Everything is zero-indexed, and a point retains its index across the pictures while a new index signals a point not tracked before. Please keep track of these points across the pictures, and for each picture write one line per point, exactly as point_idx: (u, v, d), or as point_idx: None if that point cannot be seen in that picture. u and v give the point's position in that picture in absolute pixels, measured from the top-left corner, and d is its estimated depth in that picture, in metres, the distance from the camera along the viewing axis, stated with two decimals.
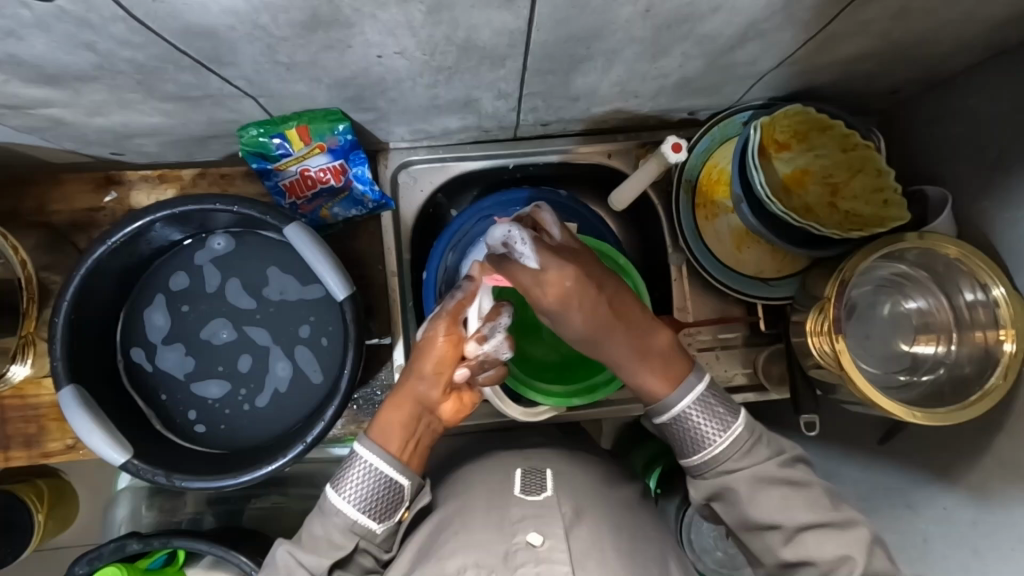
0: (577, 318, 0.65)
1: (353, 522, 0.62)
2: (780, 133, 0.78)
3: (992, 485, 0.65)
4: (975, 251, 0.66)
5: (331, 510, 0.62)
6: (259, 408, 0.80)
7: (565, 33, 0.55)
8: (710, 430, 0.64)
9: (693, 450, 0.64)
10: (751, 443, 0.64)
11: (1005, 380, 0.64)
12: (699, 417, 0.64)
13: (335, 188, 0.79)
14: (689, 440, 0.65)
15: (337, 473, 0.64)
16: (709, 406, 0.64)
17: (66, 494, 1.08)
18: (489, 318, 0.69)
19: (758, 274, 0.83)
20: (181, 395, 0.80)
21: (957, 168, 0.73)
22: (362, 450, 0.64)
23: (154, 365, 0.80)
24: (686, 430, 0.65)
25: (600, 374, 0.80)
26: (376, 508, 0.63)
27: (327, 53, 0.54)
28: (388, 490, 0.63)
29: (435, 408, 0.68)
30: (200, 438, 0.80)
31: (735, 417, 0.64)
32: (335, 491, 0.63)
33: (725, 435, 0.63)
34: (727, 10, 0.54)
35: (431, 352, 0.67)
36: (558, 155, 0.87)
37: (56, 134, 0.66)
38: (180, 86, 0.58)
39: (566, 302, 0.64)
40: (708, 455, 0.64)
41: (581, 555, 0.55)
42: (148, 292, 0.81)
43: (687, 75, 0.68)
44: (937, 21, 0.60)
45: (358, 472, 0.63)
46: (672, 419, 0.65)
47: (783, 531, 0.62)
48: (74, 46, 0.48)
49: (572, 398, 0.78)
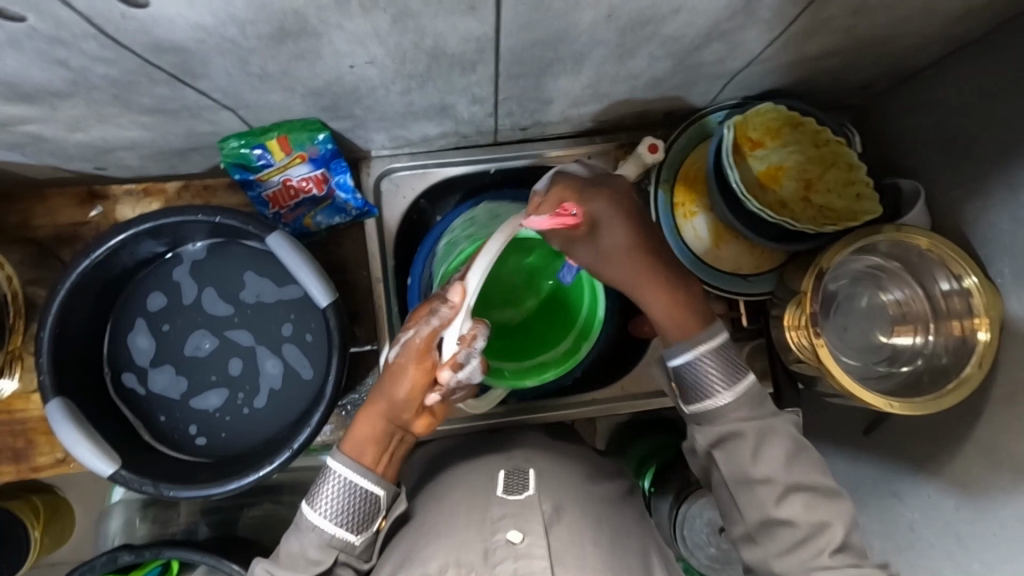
0: (626, 228, 0.66)
1: (331, 536, 0.63)
2: (754, 131, 0.79)
3: (972, 472, 0.66)
4: (946, 242, 0.67)
5: (308, 527, 0.63)
6: (258, 409, 0.81)
7: (531, 38, 0.56)
8: (716, 382, 0.65)
9: (697, 397, 0.65)
10: (759, 398, 0.66)
11: (980, 369, 0.64)
12: (708, 369, 0.65)
13: (317, 197, 0.80)
14: (696, 387, 0.65)
15: (312, 489, 0.65)
16: (723, 359, 0.65)
17: (63, 510, 1.09)
18: (465, 344, 0.61)
19: (736, 270, 0.84)
20: (180, 413, 0.81)
21: (928, 160, 0.74)
22: (334, 464, 0.65)
23: (146, 388, 0.81)
24: (692, 377, 0.66)
25: (548, 355, 0.80)
26: (354, 520, 0.64)
27: (298, 63, 0.55)
28: (363, 502, 0.64)
29: (408, 425, 0.66)
30: (202, 451, 0.80)
31: (744, 374, 0.65)
32: (310, 507, 0.63)
33: (732, 389, 0.64)
34: (688, 11, 0.55)
35: (402, 378, 0.64)
36: (536, 158, 0.88)
37: (37, 150, 0.67)
38: (156, 100, 0.59)
39: (619, 205, 0.67)
40: (709, 406, 0.65)
41: (560, 551, 0.56)
42: (128, 316, 0.81)
43: (657, 76, 0.70)
44: (896, 16, 0.61)
45: (332, 487, 0.64)
46: (689, 362, 0.65)
47: (776, 487, 0.62)
48: (48, 63, 0.49)
49: (524, 377, 0.77)
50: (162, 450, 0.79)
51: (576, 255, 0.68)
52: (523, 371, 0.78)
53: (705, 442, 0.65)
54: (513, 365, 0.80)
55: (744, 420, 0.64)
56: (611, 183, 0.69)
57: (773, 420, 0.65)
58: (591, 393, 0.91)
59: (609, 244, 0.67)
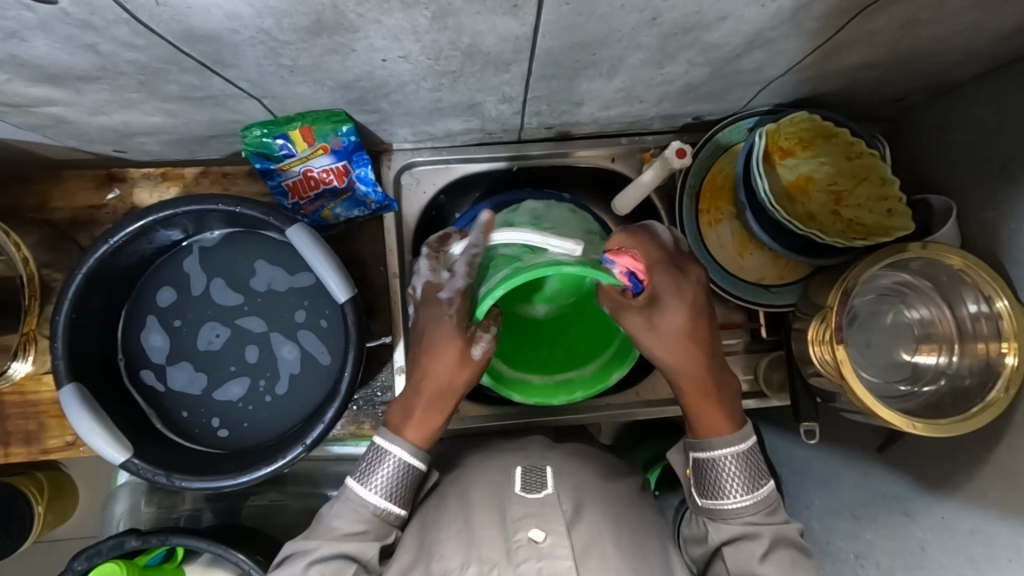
0: (682, 311, 0.66)
1: (383, 511, 0.63)
2: (785, 140, 0.77)
3: (992, 496, 0.65)
4: (978, 262, 0.65)
5: (358, 501, 0.63)
6: (280, 396, 0.80)
7: (571, 39, 0.55)
8: (735, 485, 0.64)
9: (712, 492, 0.65)
10: (775, 506, 0.65)
11: (1006, 393, 0.63)
12: (729, 471, 0.65)
13: (338, 189, 0.79)
14: (711, 483, 0.65)
15: (362, 467, 0.64)
16: (749, 465, 0.65)
17: (65, 487, 1.08)
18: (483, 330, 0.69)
19: (760, 281, 0.84)
20: (202, 408, 0.80)
21: (962, 177, 0.73)
22: (396, 448, 0.64)
23: (165, 385, 0.80)
24: (713, 474, 0.65)
25: (579, 373, 0.75)
26: (403, 495, 0.64)
27: (330, 56, 0.53)
28: (409, 476, 0.64)
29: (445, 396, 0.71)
30: (224, 444, 0.79)
31: (764, 480, 0.65)
32: (363, 486, 0.63)
33: (752, 493, 0.64)
34: (734, 19, 0.54)
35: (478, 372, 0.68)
36: (560, 157, 0.87)
37: (57, 131, 0.66)
38: (182, 87, 0.57)
39: (682, 288, 0.67)
40: (725, 506, 0.64)
41: (583, 552, 0.56)
42: (139, 314, 0.81)
43: (692, 81, 0.68)
44: (945, 30, 0.60)
45: (387, 468, 0.63)
46: (708, 459, 0.65)
47: None
48: (77, 47, 0.48)
49: (552, 397, 0.73)
50: (176, 440, 0.78)
51: (623, 322, 0.65)
52: (552, 387, 0.73)
53: (717, 538, 0.65)
54: (542, 377, 0.75)
55: (756, 523, 0.64)
56: (682, 265, 0.69)
57: (772, 513, 0.65)
58: (604, 399, 0.89)
59: (666, 324, 0.66)
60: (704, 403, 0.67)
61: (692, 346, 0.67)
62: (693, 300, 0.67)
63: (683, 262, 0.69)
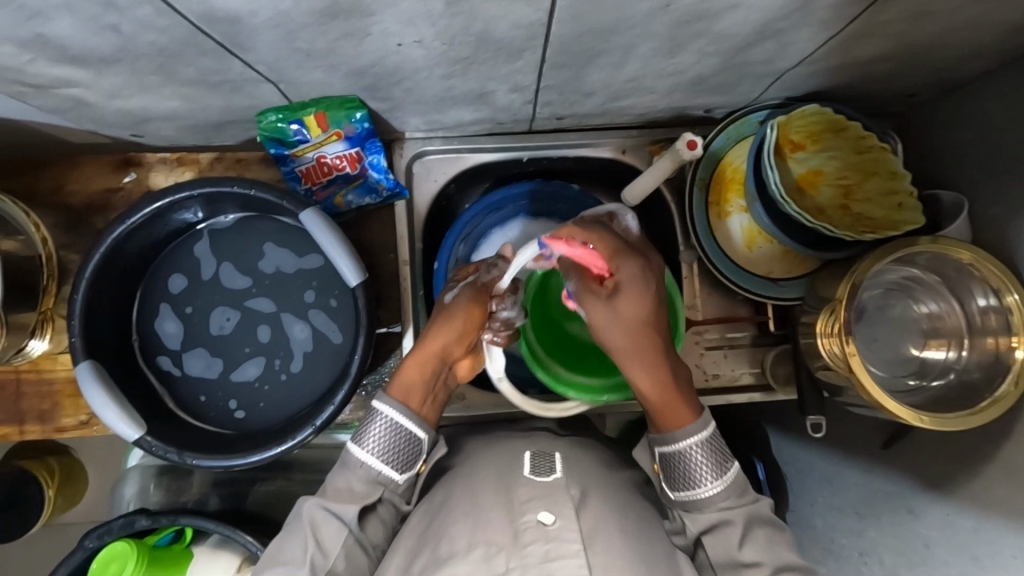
0: (639, 305, 0.67)
1: (377, 472, 0.65)
2: (795, 134, 0.78)
3: (997, 493, 0.65)
4: (988, 257, 0.65)
5: (355, 463, 0.65)
6: (295, 374, 0.81)
7: (583, 27, 0.55)
8: (706, 472, 0.64)
9: (684, 485, 0.65)
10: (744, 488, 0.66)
11: (1016, 388, 0.63)
12: (697, 460, 0.65)
13: (350, 175, 0.80)
14: (681, 475, 0.65)
15: (359, 426, 0.67)
16: (714, 451, 0.65)
17: (75, 471, 1.10)
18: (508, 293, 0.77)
19: (768, 274, 0.84)
20: (220, 391, 0.81)
21: (971, 173, 0.73)
22: (384, 406, 0.67)
23: (181, 370, 0.82)
24: (682, 465, 0.65)
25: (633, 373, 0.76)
26: (398, 460, 0.66)
27: (345, 41, 0.54)
28: (406, 442, 0.67)
29: (456, 364, 0.74)
30: (240, 425, 0.80)
31: (730, 463, 0.65)
32: (358, 445, 0.66)
33: (721, 479, 0.64)
34: (746, 8, 0.54)
35: (457, 322, 0.72)
36: (571, 148, 0.87)
37: (76, 114, 0.68)
38: (199, 70, 0.58)
39: (647, 281, 0.68)
40: (699, 495, 0.64)
41: (591, 534, 0.56)
42: (152, 302, 0.82)
43: (703, 72, 0.68)
44: (956, 23, 0.60)
45: (381, 426, 0.66)
46: (674, 452, 0.65)
47: (763, 569, 0.62)
48: (100, 28, 0.49)
49: (605, 393, 0.75)
50: (188, 420, 0.79)
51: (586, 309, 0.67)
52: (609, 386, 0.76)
53: (695, 529, 0.65)
54: (603, 379, 0.77)
55: (730, 509, 0.64)
56: (646, 256, 0.71)
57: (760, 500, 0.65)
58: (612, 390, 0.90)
59: (623, 316, 0.66)
60: (663, 399, 0.67)
61: (648, 338, 0.67)
62: (653, 292, 0.68)
63: (646, 252, 0.71)
